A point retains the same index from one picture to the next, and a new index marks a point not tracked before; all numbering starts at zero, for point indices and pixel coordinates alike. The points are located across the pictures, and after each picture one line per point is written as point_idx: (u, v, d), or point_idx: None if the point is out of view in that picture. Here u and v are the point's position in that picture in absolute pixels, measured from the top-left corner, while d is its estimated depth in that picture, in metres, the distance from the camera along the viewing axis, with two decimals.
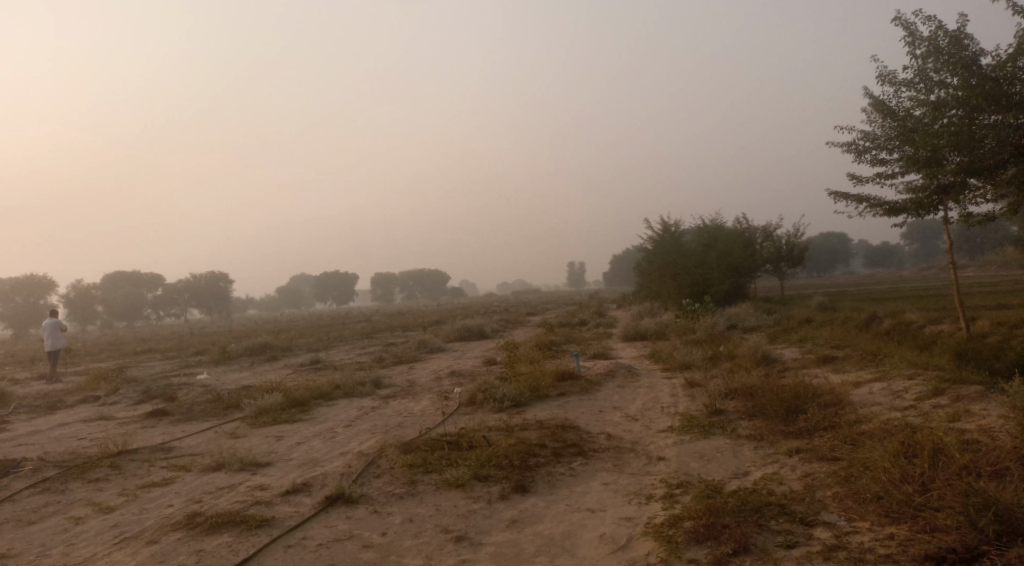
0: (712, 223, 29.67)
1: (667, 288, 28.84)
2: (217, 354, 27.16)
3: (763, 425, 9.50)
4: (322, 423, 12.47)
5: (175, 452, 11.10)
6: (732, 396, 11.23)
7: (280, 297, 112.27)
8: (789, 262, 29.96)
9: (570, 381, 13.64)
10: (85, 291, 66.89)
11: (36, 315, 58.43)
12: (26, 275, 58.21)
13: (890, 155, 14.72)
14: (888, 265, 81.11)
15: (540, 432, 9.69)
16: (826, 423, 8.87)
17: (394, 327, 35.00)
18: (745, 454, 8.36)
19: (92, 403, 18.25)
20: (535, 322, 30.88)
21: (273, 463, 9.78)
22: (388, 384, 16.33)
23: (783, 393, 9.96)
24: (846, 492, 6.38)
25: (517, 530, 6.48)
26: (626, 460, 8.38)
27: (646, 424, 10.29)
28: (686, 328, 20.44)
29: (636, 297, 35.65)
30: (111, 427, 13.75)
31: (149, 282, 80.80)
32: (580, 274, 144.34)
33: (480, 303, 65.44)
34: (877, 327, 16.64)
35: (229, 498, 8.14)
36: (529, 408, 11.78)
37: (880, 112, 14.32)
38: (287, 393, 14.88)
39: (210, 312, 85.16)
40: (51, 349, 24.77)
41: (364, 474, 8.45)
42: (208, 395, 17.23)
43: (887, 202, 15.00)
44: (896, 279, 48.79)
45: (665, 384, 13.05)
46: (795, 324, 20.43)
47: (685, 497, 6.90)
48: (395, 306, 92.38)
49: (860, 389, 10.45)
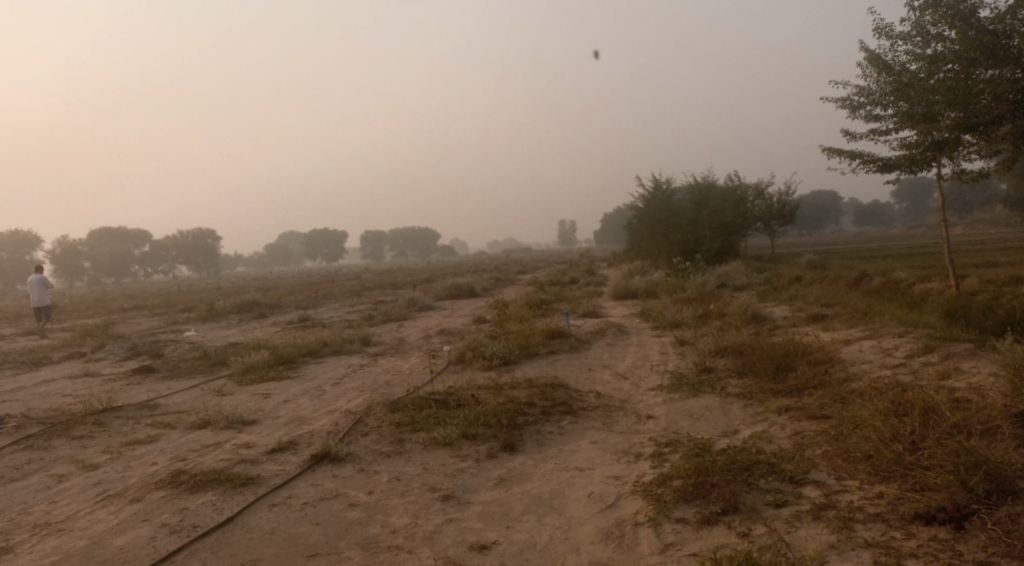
0: (704, 181, 29.47)
1: (658, 246, 28.74)
2: (206, 311, 27.02)
3: (753, 383, 9.47)
4: (310, 381, 12.39)
5: (161, 409, 11.01)
6: (722, 354, 11.19)
7: (269, 254, 111.74)
8: (780, 220, 29.86)
9: (559, 339, 13.59)
10: (71, 248, 66.33)
11: (22, 272, 57.95)
12: (11, 231, 57.67)
13: (884, 111, 14.54)
14: (878, 224, 81.18)
15: (529, 391, 9.64)
16: (816, 382, 8.84)
17: (383, 285, 34.88)
18: (734, 412, 8.33)
19: (78, 359, 18.12)
20: (525, 281, 30.76)
21: (259, 421, 9.71)
22: (376, 342, 16.25)
23: (773, 351, 9.92)
24: (835, 451, 6.34)
25: (505, 489, 6.43)
26: (615, 419, 8.34)
27: (635, 383, 10.25)
28: (676, 286, 20.40)
29: (626, 256, 35.59)
30: (96, 384, 13.64)
31: (136, 239, 80.14)
32: (570, 232, 143.98)
33: (470, 262, 65.29)
34: (867, 285, 16.62)
35: (215, 456, 8.06)
36: (517, 366, 11.74)
37: (875, 67, 14.11)
38: (275, 351, 14.79)
39: (198, 269, 84.74)
40: (37, 305, 24.57)
41: (351, 432, 8.38)
42: (195, 353, 17.11)
43: (880, 159, 14.86)
44: (885, 238, 48.84)
45: (655, 343, 13.02)
46: (785, 282, 20.42)
47: (675, 455, 6.86)
48: (385, 264, 92.11)
49: (850, 347, 10.43)
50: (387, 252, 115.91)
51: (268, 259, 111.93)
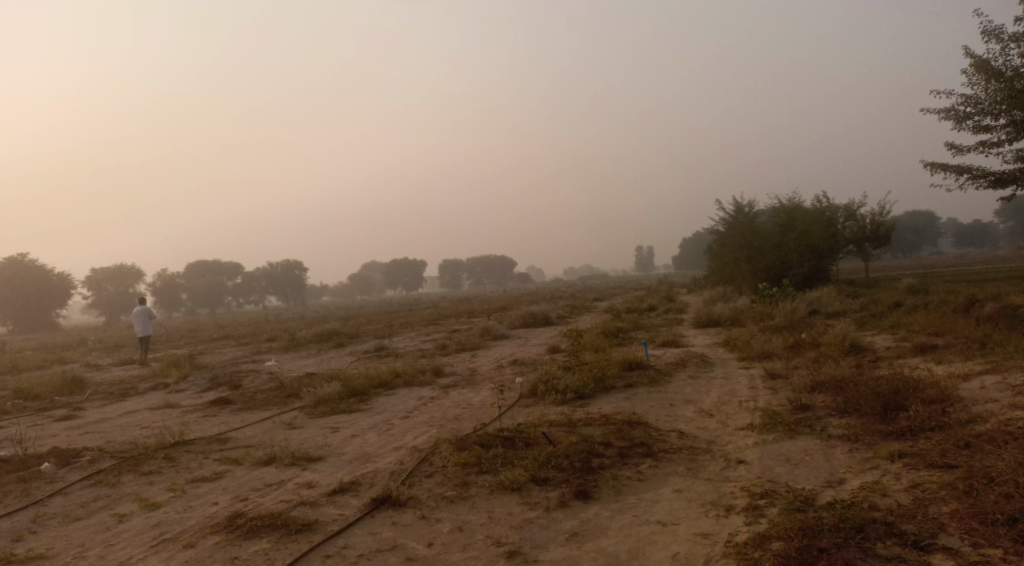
0: (790, 203, 28.17)
1: (743, 272, 27.51)
2: (287, 341, 27.23)
3: (858, 424, 8.50)
4: (380, 414, 11.94)
5: (230, 443, 10.72)
6: (819, 390, 10.22)
7: (353, 284, 113.90)
8: (874, 243, 28.19)
9: (639, 371, 12.81)
10: (169, 279, 69.05)
11: (126, 303, 60.41)
12: (114, 264, 60.40)
13: (996, 121, 13.36)
14: (980, 246, 76.62)
15: (605, 429, 8.92)
16: (933, 423, 7.84)
17: (461, 314, 34.59)
18: (838, 457, 7.42)
19: (162, 390, 18.26)
20: (603, 309, 29.89)
21: (324, 457, 9.25)
22: (449, 373, 15.76)
23: (880, 388, 8.91)
24: (967, 510, 5.45)
25: (578, 546, 5.75)
26: (701, 463, 7.53)
27: (723, 421, 9.38)
28: (763, 313, 19.28)
29: (708, 282, 34.30)
30: (173, 416, 13.54)
31: (228, 270, 82.80)
32: (650, 257, 141.79)
33: (548, 289, 64.69)
34: (978, 311, 15.23)
35: (275, 497, 7.58)
36: (594, 400, 11.01)
37: (983, 74, 13.00)
38: (347, 382, 14.47)
39: (285, 299, 86.91)
40: (141, 335, 25.23)
41: (414, 473, 7.82)
42: (271, 383, 16.99)
43: (992, 173, 13.62)
44: (989, 260, 45.82)
45: (742, 376, 12.10)
46: (884, 309, 19.03)
47: (771, 509, 6.05)
48: (464, 293, 92.43)
49: (969, 383, 9.34)
50: (466, 280, 116.48)
51: (352, 288, 114.15)
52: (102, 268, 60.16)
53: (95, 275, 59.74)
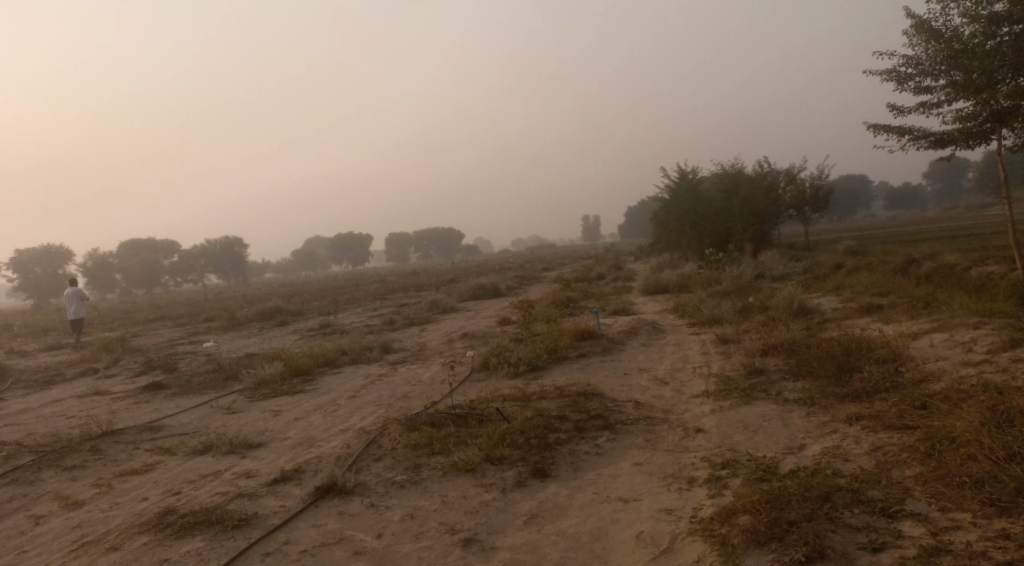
0: (732, 168, 28.23)
1: (688, 238, 27.58)
2: (227, 321, 26.37)
3: (813, 387, 8.41)
4: (325, 395, 11.49)
5: (163, 431, 10.16)
6: (773, 353, 10.14)
7: (296, 260, 111.75)
8: (813, 207, 28.47)
9: (590, 340, 12.59)
10: (102, 259, 66.63)
11: (57, 285, 58.04)
12: (42, 245, 57.85)
13: (936, 82, 13.41)
14: (911, 207, 78.83)
15: (559, 402, 8.65)
16: (889, 384, 7.78)
17: (408, 287, 34.01)
18: (796, 423, 7.29)
19: (92, 376, 17.41)
20: (551, 278, 29.67)
21: (265, 444, 8.80)
22: (397, 348, 15.35)
23: (834, 349, 8.84)
24: (933, 472, 5.35)
25: (537, 529, 5.50)
26: (660, 434, 7.32)
27: (678, 389, 9.22)
28: (710, 278, 19.28)
29: (654, 250, 34.35)
30: (103, 404, 12.85)
31: (164, 249, 80.19)
32: (595, 226, 142.16)
33: (495, 261, 64.29)
34: (918, 270, 15.45)
35: (211, 489, 7.13)
36: (546, 372, 10.76)
37: (923, 35, 13.01)
38: (289, 361, 13.94)
39: (226, 277, 84.77)
40: (74, 318, 24.16)
41: (362, 457, 7.44)
42: (210, 366, 16.33)
43: (932, 133, 13.69)
44: (922, 221, 46.93)
45: (694, 342, 11.98)
46: (827, 271, 19.22)
47: (734, 480, 5.87)
48: (410, 265, 91.47)
49: (919, 341, 9.34)
50: (411, 253, 115.25)
51: (294, 265, 112.00)
52: (29, 249, 57.62)
53: (21, 258, 57.20)
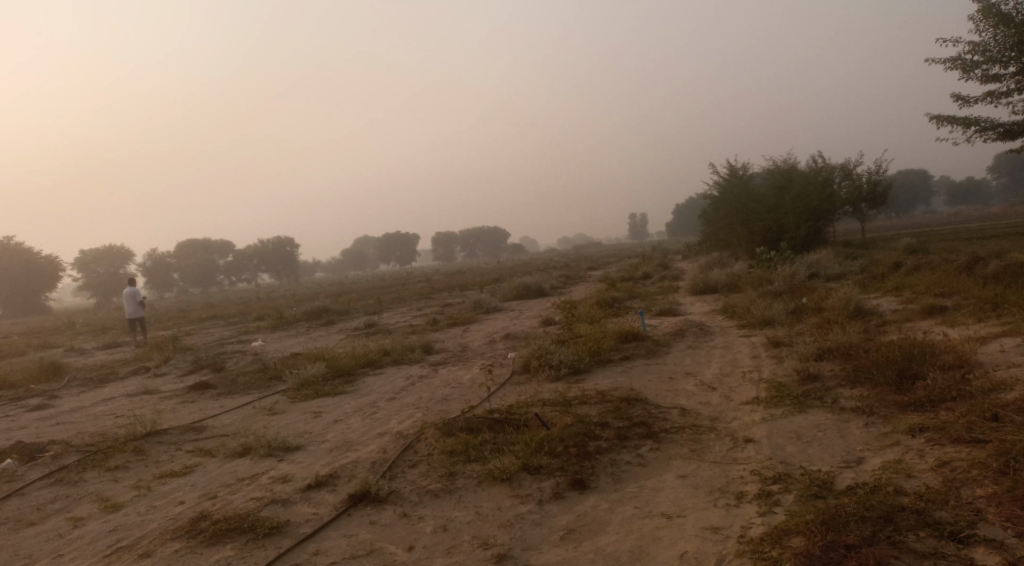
0: (785, 164, 27.45)
1: (738, 236, 26.88)
2: (276, 320, 26.60)
3: (871, 395, 7.95)
4: (365, 397, 11.36)
5: (205, 432, 10.12)
6: (828, 358, 9.67)
7: (346, 259, 112.96)
8: (870, 203, 27.48)
9: (635, 342, 12.24)
10: (160, 259, 68.29)
11: (118, 285, 59.60)
12: (104, 245, 59.52)
13: (1004, 70, 12.72)
14: (974, 203, 76.06)
15: (601, 408, 8.34)
16: (954, 393, 7.30)
17: (453, 286, 33.91)
18: (853, 433, 6.87)
19: (143, 375, 17.63)
20: (597, 277, 29.23)
21: (303, 447, 8.67)
22: (440, 349, 15.18)
23: (894, 354, 8.35)
24: (1007, 493, 5.00)
25: (575, 547, 5.25)
26: (707, 444, 6.97)
27: (726, 395, 8.83)
28: (761, 277, 18.70)
29: (703, 248, 33.66)
30: (150, 403, 12.93)
31: (219, 249, 81.78)
32: (643, 225, 140.61)
33: (543, 259, 63.88)
34: (983, 269, 14.70)
35: (246, 494, 7.00)
36: (589, 375, 10.46)
37: (990, 20, 12.36)
38: (332, 361, 13.87)
39: (278, 276, 86.07)
40: (132, 317, 24.61)
41: (397, 463, 7.24)
42: (255, 365, 16.39)
43: (1000, 124, 13.00)
44: (985, 217, 45.28)
45: (744, 345, 11.54)
46: (885, 270, 18.48)
47: (787, 496, 5.53)
48: (458, 264, 91.70)
49: (987, 346, 8.79)
50: (459, 252, 115.58)
51: (345, 264, 113.30)
52: (91, 249, 59.26)
53: (84, 258, 58.87)
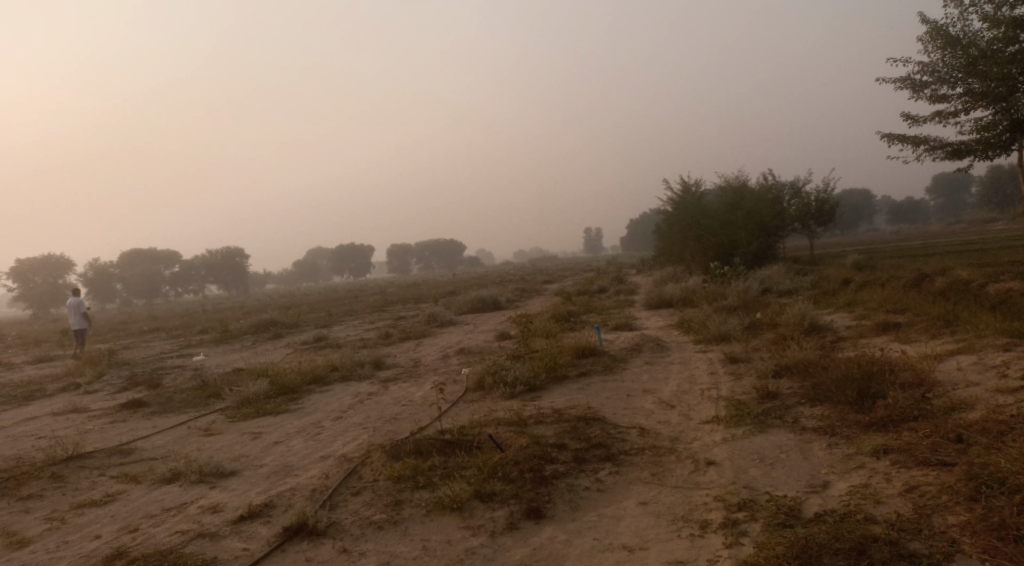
0: (737, 181, 27.64)
1: (691, 251, 26.91)
2: (220, 333, 25.69)
3: (833, 414, 7.74)
4: (308, 416, 10.80)
5: (134, 456, 9.48)
6: (787, 375, 9.47)
7: (297, 271, 111.01)
8: (819, 220, 27.76)
9: (591, 358, 11.93)
10: (102, 270, 66.16)
11: (57, 295, 57.39)
12: (44, 254, 57.38)
13: (953, 90, 12.82)
14: (915, 221, 78.07)
15: (557, 428, 7.97)
16: (918, 412, 7.11)
17: (405, 299, 33.29)
18: (817, 455, 6.62)
19: (74, 391, 16.71)
20: (552, 291, 28.92)
21: (238, 471, 8.12)
22: (390, 365, 14.66)
23: (854, 372, 8.16)
24: (983, 522, 4.80)
25: None
26: (668, 467, 6.64)
27: (685, 414, 8.55)
28: (715, 292, 18.62)
29: (656, 263, 33.70)
30: (78, 423, 12.15)
31: (164, 259, 79.54)
32: (596, 239, 141.35)
33: (496, 273, 63.46)
34: (933, 285, 14.79)
35: (170, 527, 6.46)
36: (544, 393, 10.09)
37: (939, 41, 12.46)
38: (276, 378, 13.26)
39: (226, 287, 84.09)
40: (78, 329, 23.55)
41: (339, 490, 6.77)
42: (195, 381, 15.63)
43: (949, 143, 13.10)
44: (928, 235, 46.40)
45: (700, 361, 11.32)
46: (836, 285, 18.57)
47: (753, 525, 5.26)
48: (411, 276, 90.77)
49: (945, 364, 8.69)
50: (412, 265, 114.58)
51: (296, 276, 111.49)
52: (28, 259, 57.00)
53: (21, 267, 56.63)
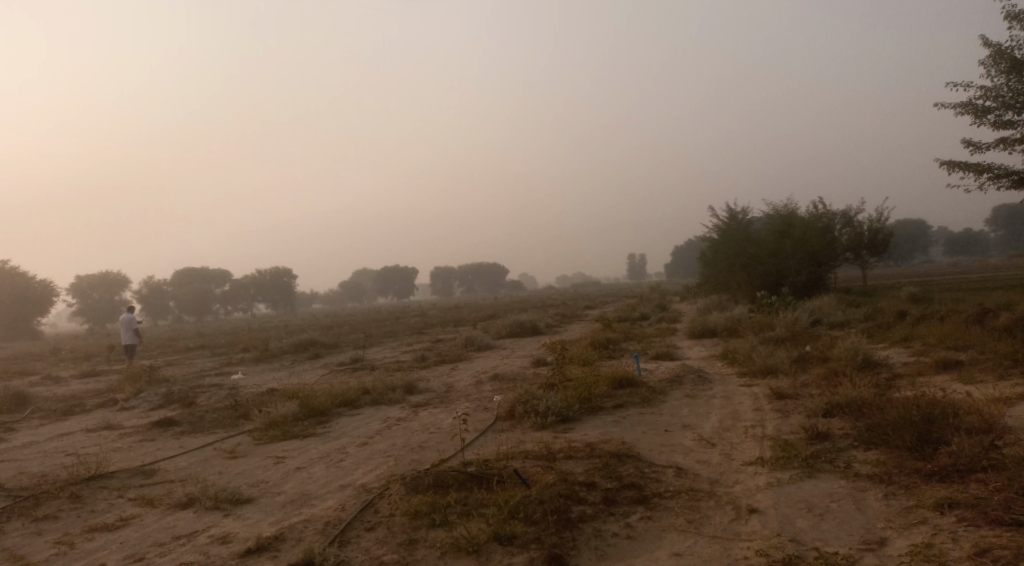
0: (786, 209, 26.83)
1: (737, 280, 26.13)
2: (261, 352, 25.67)
3: (889, 460, 7.12)
4: (335, 441, 10.46)
5: (154, 477, 9.23)
6: (838, 415, 8.83)
7: (342, 291, 111.95)
8: (872, 251, 26.78)
9: (629, 388, 11.41)
10: (155, 286, 67.49)
11: (112, 310, 58.57)
12: (100, 270, 58.65)
13: (1019, 115, 12.10)
14: (973, 253, 75.45)
15: (588, 465, 7.48)
16: (985, 462, 6.48)
17: (445, 322, 32.97)
18: (872, 506, 6.03)
19: (111, 407, 16.67)
20: (593, 317, 28.37)
21: (254, 498, 7.79)
22: (423, 389, 14.30)
23: (913, 414, 7.53)
24: None
25: None
26: (706, 513, 6.11)
27: (727, 453, 7.98)
28: (762, 322, 17.91)
29: (701, 291, 32.90)
30: (107, 441, 11.98)
31: (215, 277, 80.84)
32: (641, 266, 140.00)
33: (540, 297, 62.94)
34: (995, 321, 13.95)
35: (176, 558, 6.14)
36: (577, 425, 9.60)
37: (1004, 63, 11.77)
38: (306, 399, 12.97)
39: (273, 306, 85.07)
40: (128, 344, 23.64)
41: (352, 525, 6.38)
42: (228, 401, 15.45)
43: (1015, 170, 12.35)
44: (986, 268, 44.76)
45: (744, 395, 10.73)
46: (890, 318, 17.72)
47: None
48: (455, 300, 90.81)
49: (1014, 408, 8.00)
50: (456, 288, 114.75)
51: (342, 296, 112.41)
52: (86, 274, 58.31)
53: (80, 282, 57.95)
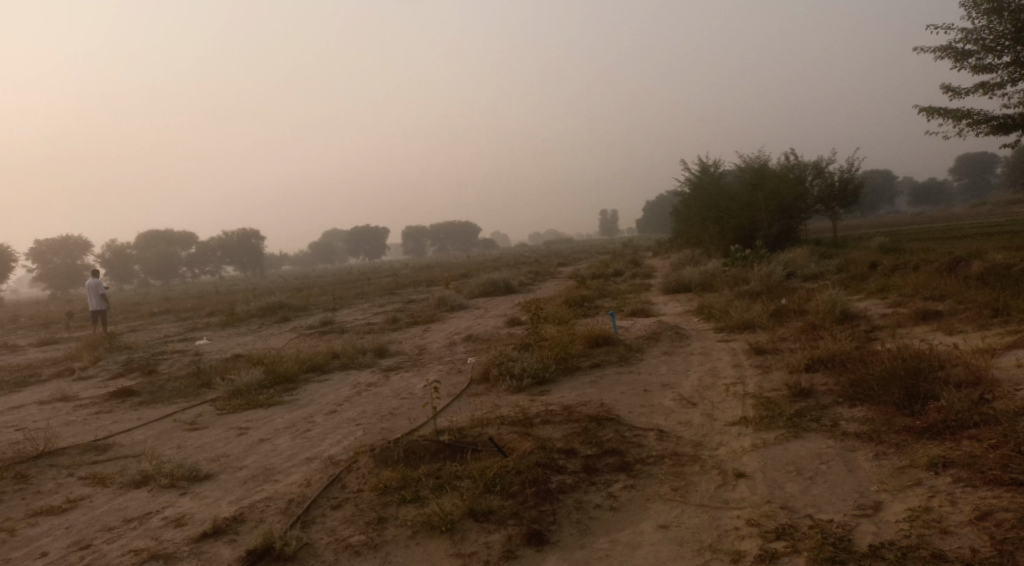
0: (758, 161, 26.52)
1: (710, 234, 25.87)
2: (227, 316, 24.99)
3: (877, 418, 6.85)
4: (301, 409, 10.03)
5: (108, 453, 8.76)
6: (821, 370, 8.55)
7: (312, 252, 110.49)
8: (843, 202, 26.61)
9: (606, 347, 11.07)
10: (120, 250, 65.85)
11: (75, 275, 57.08)
12: (61, 235, 57.03)
13: (999, 60, 11.76)
14: (938, 202, 76.07)
15: (566, 430, 7.13)
16: (978, 418, 6.21)
17: (416, 282, 32.41)
18: (864, 466, 5.77)
19: (69, 378, 16.01)
20: (567, 274, 28.02)
21: (213, 474, 7.37)
22: (394, 352, 13.86)
23: (900, 369, 7.23)
24: None
25: None
26: (691, 479, 5.81)
27: (709, 413, 7.68)
28: (736, 275, 17.65)
29: (674, 245, 32.68)
30: (61, 414, 11.41)
31: (181, 240, 79.16)
32: (612, 221, 139.91)
33: (511, 254, 62.41)
34: (970, 269, 13.78)
35: (126, 547, 5.75)
36: (553, 387, 9.25)
37: (986, 7, 11.39)
38: (271, 365, 12.47)
39: (241, 269, 83.64)
40: (97, 310, 22.81)
41: (318, 502, 6.01)
42: (191, 369, 14.89)
43: (995, 116, 12.06)
44: (950, 217, 45.05)
45: (723, 351, 10.44)
46: (864, 269, 17.55)
47: None
48: (426, 259, 90.01)
49: (1000, 359, 7.76)
50: (427, 246, 113.81)
51: (312, 257, 111.02)
52: (48, 239, 56.69)
53: (41, 247, 56.33)
